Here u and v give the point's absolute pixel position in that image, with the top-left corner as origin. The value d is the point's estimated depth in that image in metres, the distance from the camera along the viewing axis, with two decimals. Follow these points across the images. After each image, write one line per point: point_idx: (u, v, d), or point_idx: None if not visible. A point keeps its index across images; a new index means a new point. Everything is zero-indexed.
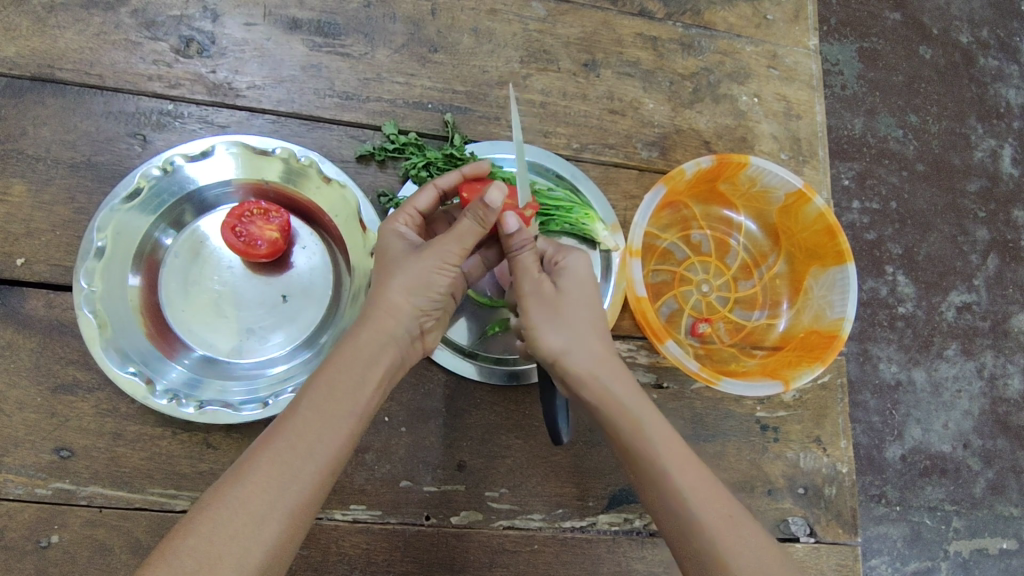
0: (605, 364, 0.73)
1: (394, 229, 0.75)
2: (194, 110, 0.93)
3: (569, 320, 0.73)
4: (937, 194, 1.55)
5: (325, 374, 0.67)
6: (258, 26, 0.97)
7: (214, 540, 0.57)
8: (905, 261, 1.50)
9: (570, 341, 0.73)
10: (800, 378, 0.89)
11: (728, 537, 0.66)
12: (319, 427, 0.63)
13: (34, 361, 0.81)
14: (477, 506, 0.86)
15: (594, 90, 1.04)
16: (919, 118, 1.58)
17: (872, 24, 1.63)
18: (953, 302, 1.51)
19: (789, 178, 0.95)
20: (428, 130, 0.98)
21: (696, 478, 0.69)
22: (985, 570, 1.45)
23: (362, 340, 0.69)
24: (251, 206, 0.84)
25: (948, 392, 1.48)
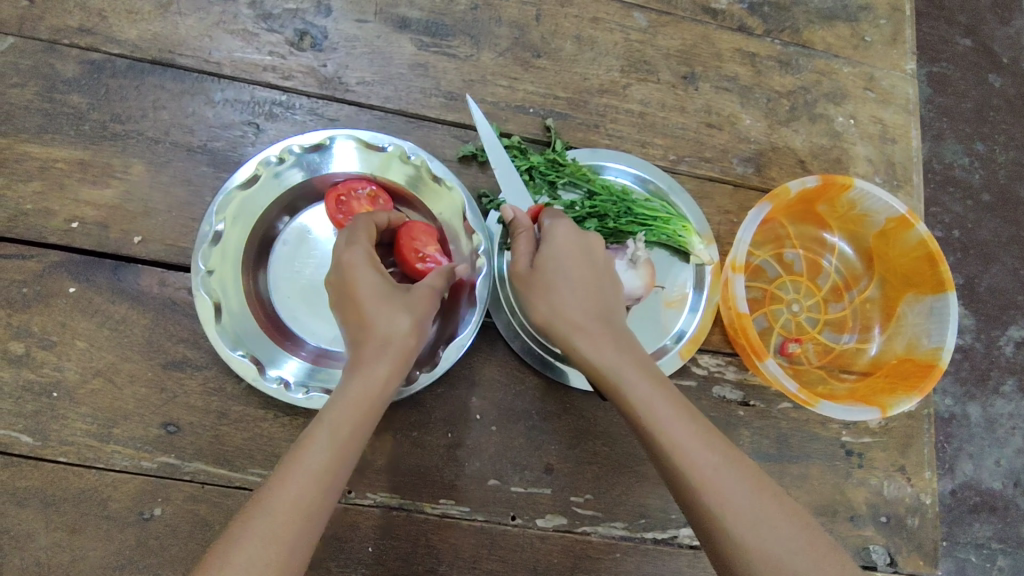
0: (585, 336, 0.75)
1: (369, 265, 0.70)
2: (305, 102, 0.95)
3: (547, 285, 0.76)
4: (1002, 225, 1.52)
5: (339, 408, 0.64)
6: (369, 23, 0.99)
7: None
8: (965, 292, 1.48)
9: (564, 304, 0.76)
10: (898, 406, 0.89)
11: (742, 516, 0.61)
12: (336, 463, 0.62)
13: (146, 336, 0.83)
14: (562, 510, 0.87)
15: (692, 103, 1.04)
16: (987, 146, 1.56)
17: (942, 49, 1.61)
18: (1013, 337, 1.48)
19: (892, 203, 0.95)
20: (529, 135, 0.98)
21: (702, 452, 0.65)
22: None
23: (371, 375, 0.66)
24: (363, 188, 0.86)
25: (1002, 428, 1.45)
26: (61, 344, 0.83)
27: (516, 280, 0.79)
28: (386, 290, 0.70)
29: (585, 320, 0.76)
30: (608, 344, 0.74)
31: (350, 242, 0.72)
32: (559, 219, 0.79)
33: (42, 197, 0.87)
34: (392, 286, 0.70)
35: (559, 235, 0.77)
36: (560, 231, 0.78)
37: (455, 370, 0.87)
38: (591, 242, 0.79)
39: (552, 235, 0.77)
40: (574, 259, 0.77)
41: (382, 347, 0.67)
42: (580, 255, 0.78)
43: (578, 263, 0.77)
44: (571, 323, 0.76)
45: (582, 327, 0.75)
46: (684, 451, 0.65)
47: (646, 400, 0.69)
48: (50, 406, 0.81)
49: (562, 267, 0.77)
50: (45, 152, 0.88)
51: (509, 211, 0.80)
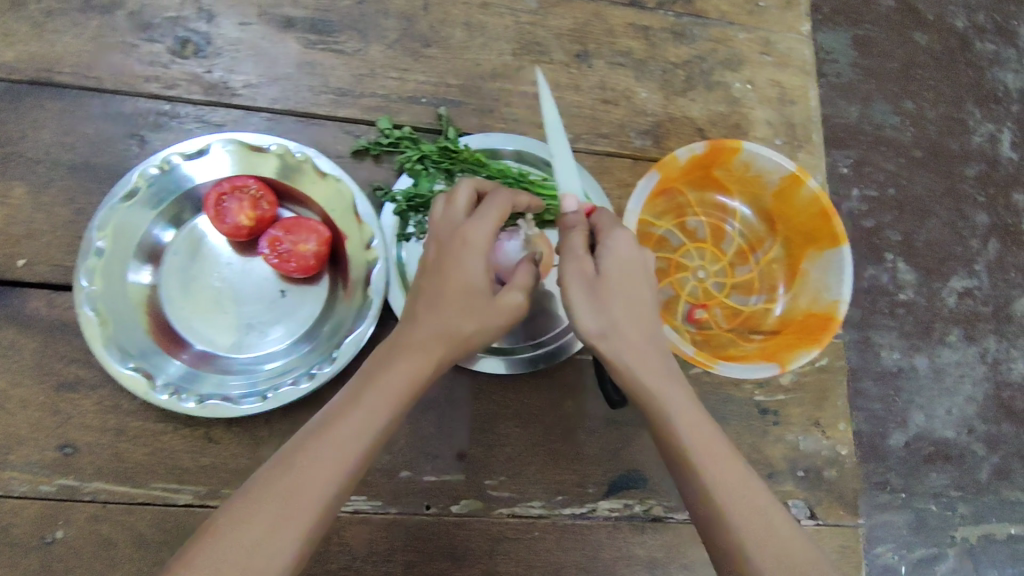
0: (641, 355, 0.70)
1: (482, 252, 0.71)
2: (190, 110, 0.94)
3: (606, 298, 0.69)
4: (935, 179, 1.56)
5: (378, 387, 0.67)
6: (252, 25, 0.98)
7: (244, 556, 0.57)
8: (904, 248, 1.50)
9: (620, 318, 0.70)
10: (797, 361, 0.90)
11: (756, 536, 0.64)
12: (358, 439, 0.64)
13: (36, 360, 0.82)
14: (477, 495, 0.87)
15: (587, 81, 1.05)
16: (916, 104, 1.58)
17: (865, 11, 1.63)
18: (954, 288, 1.52)
19: (780, 161, 0.96)
20: (422, 124, 0.98)
21: (726, 472, 0.67)
22: (992, 554, 1.46)
23: (413, 365, 0.68)
24: (250, 185, 0.85)
25: (950, 377, 1.47)
26: None
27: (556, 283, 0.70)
28: (476, 285, 0.71)
29: (640, 342, 0.70)
30: (661, 366, 0.71)
31: (474, 217, 0.71)
32: (625, 231, 0.71)
33: None
34: (485, 283, 0.71)
35: (622, 248, 0.70)
36: (620, 243, 0.70)
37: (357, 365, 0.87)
38: (645, 259, 0.73)
39: (615, 241, 0.71)
40: (634, 274, 0.71)
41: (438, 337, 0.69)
42: (637, 268, 0.71)
43: (635, 283, 0.70)
44: (626, 339, 0.70)
45: (636, 346, 0.70)
46: (710, 470, 0.67)
47: (685, 415, 0.70)
48: None
49: (621, 277, 0.70)
50: None
51: (597, 215, 0.74)
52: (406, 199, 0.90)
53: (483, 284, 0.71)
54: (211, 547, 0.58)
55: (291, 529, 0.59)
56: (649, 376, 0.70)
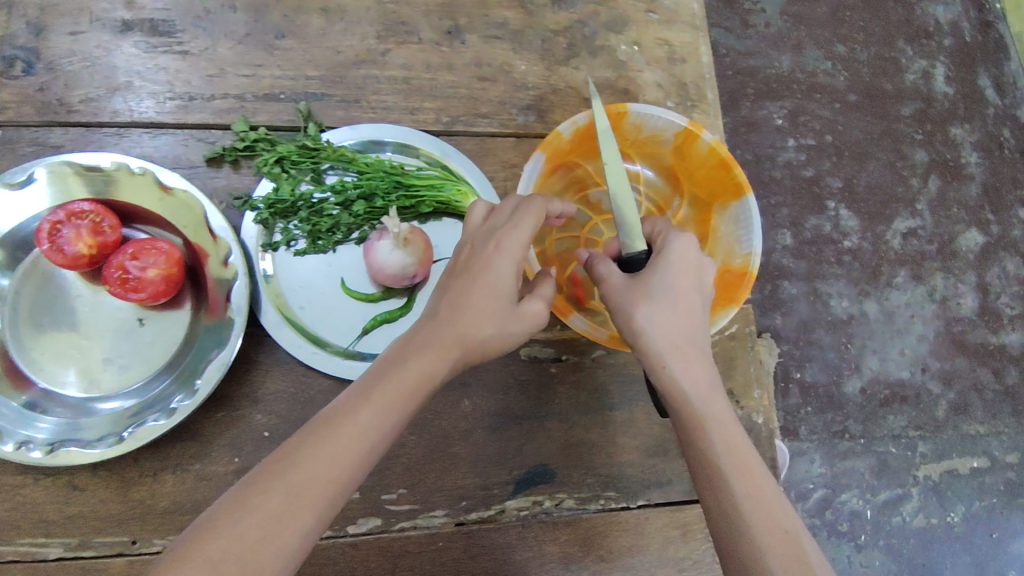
0: (681, 359, 0.70)
1: (513, 255, 0.71)
2: (25, 133, 0.87)
3: (657, 298, 0.72)
4: (873, 122, 1.51)
5: (390, 384, 0.64)
6: (85, 34, 0.91)
7: (241, 555, 0.53)
8: (848, 194, 1.48)
9: (657, 318, 0.71)
10: (717, 324, 0.86)
11: (778, 538, 0.62)
12: (363, 443, 0.61)
13: None
14: (374, 511, 0.83)
15: (461, 58, 0.98)
16: (847, 48, 1.55)
17: None
18: (898, 230, 1.48)
19: (672, 118, 0.92)
20: (281, 122, 0.91)
21: (752, 475, 0.66)
22: (958, 491, 1.43)
23: (429, 364, 0.66)
24: (86, 209, 0.78)
25: (902, 318, 1.45)
26: None
27: (624, 286, 0.73)
28: (502, 290, 0.71)
29: (684, 343, 0.71)
30: (703, 371, 0.71)
31: (521, 223, 0.73)
32: (685, 234, 0.76)
33: None
34: (511, 291, 0.71)
35: (678, 250, 0.74)
36: (682, 245, 0.74)
37: (229, 389, 0.82)
38: (705, 265, 0.76)
39: (673, 248, 0.74)
40: (687, 280, 0.73)
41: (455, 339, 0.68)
42: (694, 277, 0.74)
43: (689, 283, 0.73)
44: (669, 340, 0.71)
45: (676, 346, 0.71)
46: (737, 472, 0.66)
47: (717, 411, 0.69)
48: None
49: (670, 284, 0.73)
50: None
51: (648, 225, 0.80)
52: (268, 206, 0.83)
53: (511, 293, 0.71)
54: (206, 543, 0.54)
55: (294, 527, 0.56)
56: (692, 372, 0.70)
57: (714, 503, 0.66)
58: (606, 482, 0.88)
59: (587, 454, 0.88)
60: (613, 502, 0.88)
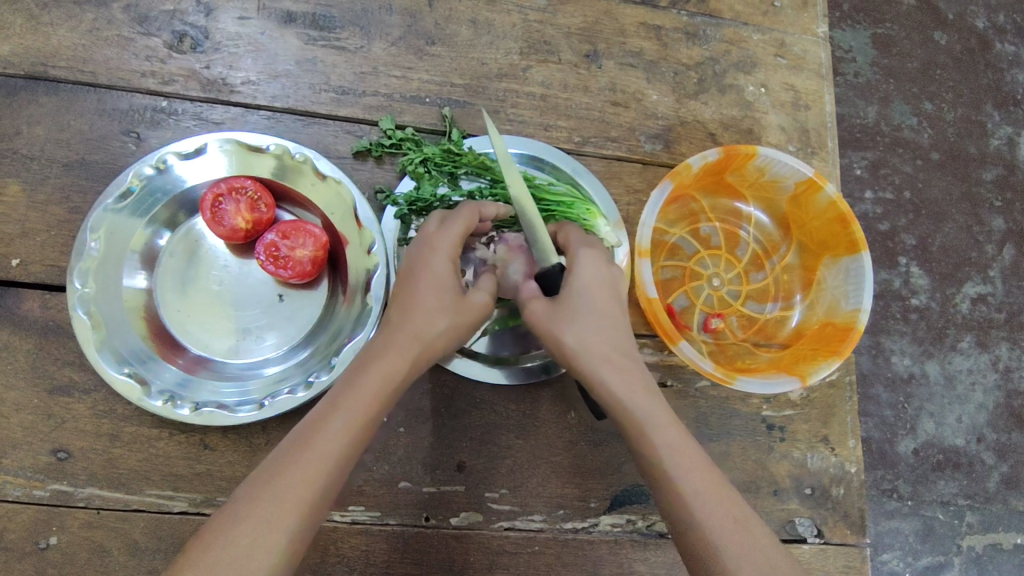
0: (611, 367, 0.72)
1: (448, 256, 0.74)
2: (188, 107, 0.91)
3: (577, 314, 0.74)
4: (952, 183, 1.50)
5: (354, 395, 0.64)
6: (252, 20, 0.95)
7: (236, 562, 0.55)
8: (919, 252, 1.46)
9: (585, 334, 0.73)
10: (818, 374, 0.85)
11: (728, 532, 0.63)
12: (330, 445, 0.61)
13: (30, 362, 0.80)
14: (476, 507, 0.85)
15: (596, 82, 1.02)
16: (934, 105, 1.54)
17: (886, 9, 1.58)
18: (968, 294, 1.47)
19: (798, 166, 0.91)
20: (426, 125, 0.95)
21: (697, 473, 0.67)
22: (998, 565, 1.42)
23: (392, 363, 0.67)
24: (248, 186, 0.82)
25: (962, 385, 1.43)
26: None
27: (542, 313, 0.75)
28: (447, 290, 0.72)
29: (611, 351, 0.73)
30: (632, 375, 0.72)
31: (451, 226, 0.74)
32: (590, 248, 0.77)
33: None
34: (450, 291, 0.73)
35: (588, 263, 0.76)
36: (589, 260, 0.76)
37: None
38: (615, 275, 0.77)
39: (581, 266, 0.76)
40: (600, 294, 0.75)
41: (410, 337, 0.69)
42: (607, 287, 0.76)
43: (606, 296, 0.75)
44: (597, 354, 0.72)
45: (604, 356, 0.72)
46: (686, 476, 0.67)
47: (660, 419, 0.70)
48: None
49: (586, 299, 0.74)
50: None
51: (563, 236, 0.82)
52: (407, 204, 0.88)
53: (449, 292, 0.73)
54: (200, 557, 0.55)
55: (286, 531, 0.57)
56: (628, 386, 0.71)
57: (668, 511, 0.67)
58: None
59: None
60: None
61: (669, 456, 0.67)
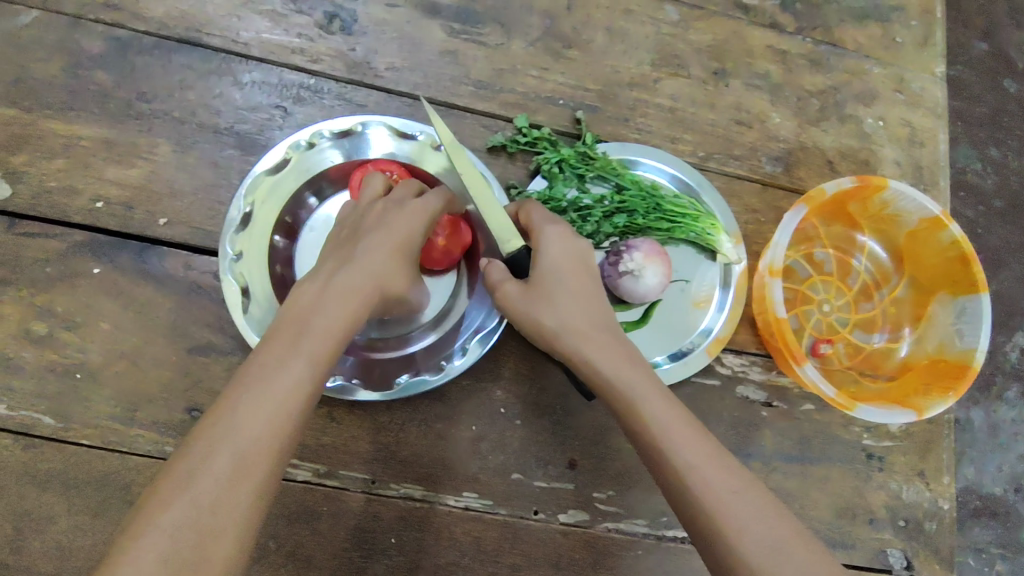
0: (594, 344, 0.69)
1: (421, 218, 0.74)
2: (334, 86, 0.92)
3: (549, 291, 0.72)
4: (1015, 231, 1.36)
5: (314, 341, 0.61)
6: (399, 8, 0.96)
7: (197, 513, 0.50)
8: None
9: (564, 313, 0.71)
10: (933, 409, 0.87)
11: (728, 502, 0.59)
12: (290, 385, 0.58)
13: (171, 320, 0.81)
14: (584, 506, 0.87)
15: (722, 100, 1.03)
16: (1002, 152, 1.40)
17: (958, 53, 1.43)
18: (1019, 343, 1.31)
19: (927, 203, 0.92)
20: (559, 127, 0.97)
21: (690, 442, 0.63)
22: None
23: (349, 311, 0.65)
24: (393, 170, 0.84)
25: (1006, 434, 1.29)
26: (85, 326, 0.80)
27: (515, 296, 0.73)
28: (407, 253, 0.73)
29: (591, 327, 0.71)
30: (617, 349, 0.70)
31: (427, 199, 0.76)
32: (558, 226, 0.75)
33: (66, 175, 0.84)
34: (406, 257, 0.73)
35: (556, 244, 0.74)
36: (555, 238, 0.74)
37: (480, 362, 0.87)
38: (585, 251, 0.75)
39: (548, 244, 0.74)
40: (572, 271, 0.73)
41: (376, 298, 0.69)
42: (580, 265, 0.74)
43: (579, 273, 0.74)
44: (577, 331, 0.70)
45: (583, 332, 0.70)
46: (684, 452, 0.62)
47: (647, 394, 0.66)
48: (72, 388, 0.79)
49: (558, 276, 0.72)
50: (69, 130, 0.85)
51: (526, 215, 0.78)
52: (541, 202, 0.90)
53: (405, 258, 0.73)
54: (159, 510, 0.50)
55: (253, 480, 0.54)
56: (612, 364, 0.68)
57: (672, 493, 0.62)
58: None
59: (782, 501, 0.92)
60: None
61: (658, 428, 0.64)
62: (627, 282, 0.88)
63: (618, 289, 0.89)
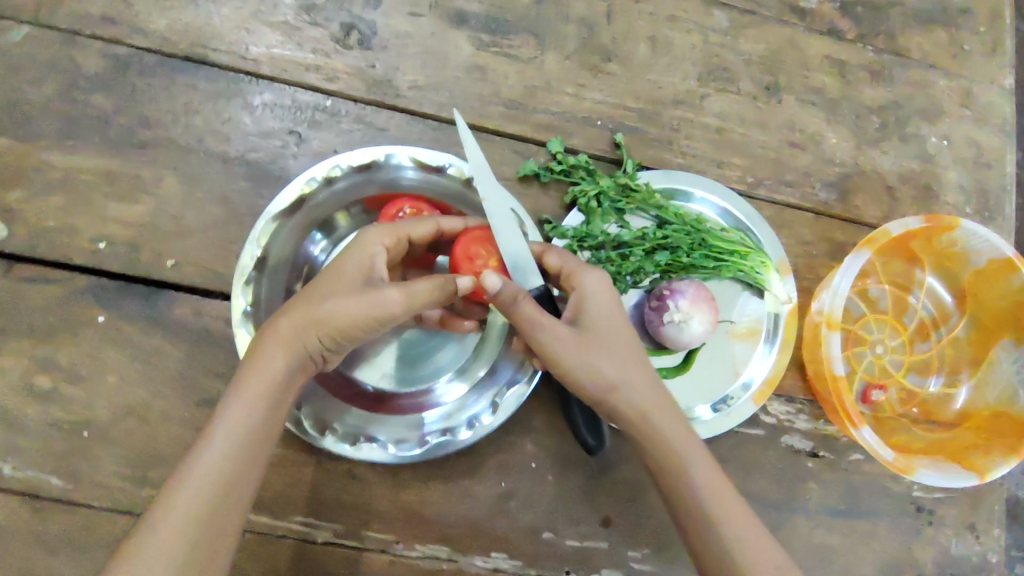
0: (651, 399, 0.64)
1: (369, 244, 0.64)
2: (352, 108, 0.84)
3: (605, 341, 0.64)
4: None
5: (238, 408, 0.56)
6: (423, 18, 0.87)
7: None
8: None
9: (622, 368, 0.64)
10: (996, 470, 0.81)
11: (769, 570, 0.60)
12: (211, 464, 0.54)
13: (181, 372, 0.76)
14: (617, 565, 0.82)
15: (774, 118, 0.95)
16: None
17: None
18: None
19: (1000, 245, 0.84)
20: (596, 151, 0.89)
21: (728, 501, 0.63)
22: None
23: (280, 364, 0.58)
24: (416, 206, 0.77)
25: None
26: (91, 378, 0.75)
27: (567, 342, 0.63)
28: (350, 277, 0.62)
29: (645, 381, 0.65)
30: (668, 406, 0.65)
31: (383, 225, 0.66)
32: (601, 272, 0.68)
33: (66, 213, 0.77)
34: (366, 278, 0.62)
35: (603, 291, 0.67)
36: (599, 285, 0.67)
37: (510, 414, 0.81)
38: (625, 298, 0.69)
39: (596, 290, 0.67)
40: (621, 322, 0.66)
41: (307, 324, 0.60)
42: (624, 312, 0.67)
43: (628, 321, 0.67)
44: (635, 387, 0.64)
45: (639, 387, 0.64)
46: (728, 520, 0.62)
47: (696, 457, 0.63)
48: (79, 446, 0.74)
49: (610, 328, 0.65)
50: (68, 161, 0.78)
51: (556, 258, 0.70)
52: (576, 239, 0.83)
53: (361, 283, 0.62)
54: None
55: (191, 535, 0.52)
56: (666, 424, 0.64)
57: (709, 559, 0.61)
58: None
59: (825, 557, 0.87)
60: None
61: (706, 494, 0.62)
62: (672, 331, 0.81)
63: (661, 335, 0.82)
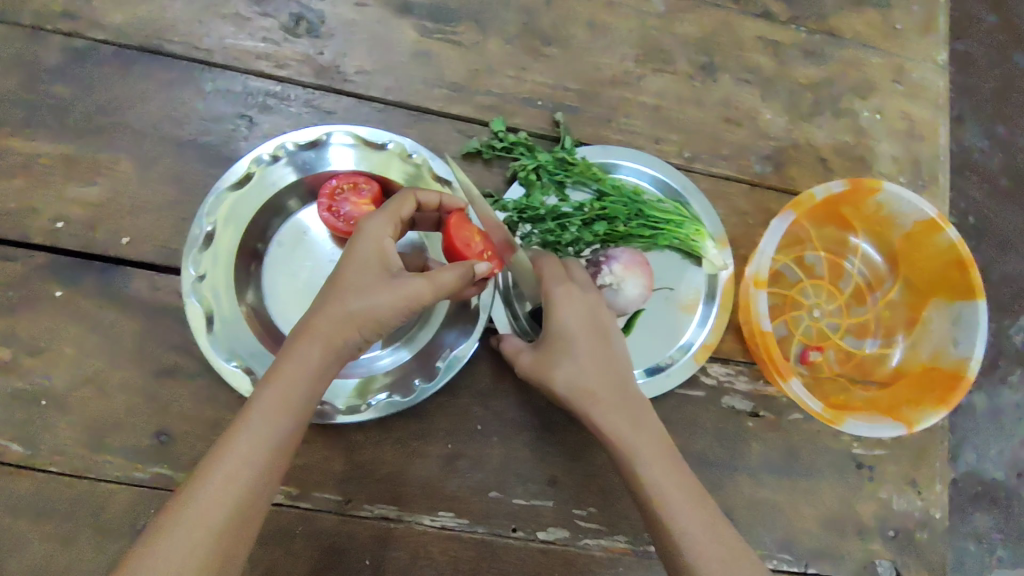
0: (600, 402, 0.69)
1: (381, 237, 0.66)
2: (300, 93, 0.88)
3: (558, 348, 0.71)
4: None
5: (270, 396, 0.59)
6: (369, 7, 0.92)
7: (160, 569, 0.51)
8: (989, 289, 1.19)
9: (575, 374, 0.70)
10: (924, 421, 0.85)
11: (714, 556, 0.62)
12: (249, 454, 0.57)
13: (136, 343, 0.80)
14: (565, 523, 0.85)
15: (710, 96, 0.99)
16: None
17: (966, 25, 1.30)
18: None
19: (921, 206, 0.88)
20: (537, 130, 0.93)
21: (681, 496, 0.65)
22: None
23: (308, 358, 0.61)
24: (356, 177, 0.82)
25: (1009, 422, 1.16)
26: (49, 350, 0.79)
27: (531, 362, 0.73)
28: (374, 270, 0.64)
29: (597, 385, 0.70)
30: (622, 409, 0.69)
31: (384, 212, 0.68)
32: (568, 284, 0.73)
33: (25, 195, 0.81)
34: (380, 272, 0.64)
35: (568, 306, 0.72)
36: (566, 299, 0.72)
37: (456, 378, 0.85)
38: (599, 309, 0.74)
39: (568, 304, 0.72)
40: (585, 331, 0.72)
41: (344, 320, 0.62)
42: (588, 322, 0.72)
43: (588, 331, 0.72)
44: (590, 394, 0.70)
45: (593, 393, 0.70)
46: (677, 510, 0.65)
47: (646, 452, 0.67)
48: (38, 414, 0.77)
49: (568, 339, 0.71)
50: (27, 147, 0.82)
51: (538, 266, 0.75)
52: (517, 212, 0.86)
53: (379, 277, 0.64)
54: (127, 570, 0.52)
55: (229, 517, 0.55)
56: (618, 423, 0.69)
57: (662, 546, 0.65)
58: (782, 545, 0.90)
59: (767, 513, 0.90)
60: (785, 564, 0.90)
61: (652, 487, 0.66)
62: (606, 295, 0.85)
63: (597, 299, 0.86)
